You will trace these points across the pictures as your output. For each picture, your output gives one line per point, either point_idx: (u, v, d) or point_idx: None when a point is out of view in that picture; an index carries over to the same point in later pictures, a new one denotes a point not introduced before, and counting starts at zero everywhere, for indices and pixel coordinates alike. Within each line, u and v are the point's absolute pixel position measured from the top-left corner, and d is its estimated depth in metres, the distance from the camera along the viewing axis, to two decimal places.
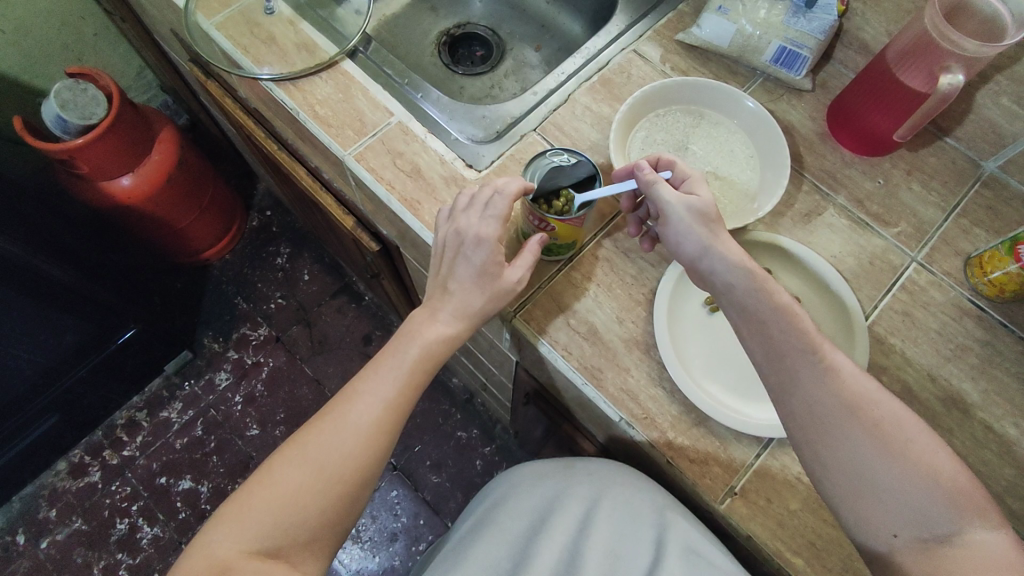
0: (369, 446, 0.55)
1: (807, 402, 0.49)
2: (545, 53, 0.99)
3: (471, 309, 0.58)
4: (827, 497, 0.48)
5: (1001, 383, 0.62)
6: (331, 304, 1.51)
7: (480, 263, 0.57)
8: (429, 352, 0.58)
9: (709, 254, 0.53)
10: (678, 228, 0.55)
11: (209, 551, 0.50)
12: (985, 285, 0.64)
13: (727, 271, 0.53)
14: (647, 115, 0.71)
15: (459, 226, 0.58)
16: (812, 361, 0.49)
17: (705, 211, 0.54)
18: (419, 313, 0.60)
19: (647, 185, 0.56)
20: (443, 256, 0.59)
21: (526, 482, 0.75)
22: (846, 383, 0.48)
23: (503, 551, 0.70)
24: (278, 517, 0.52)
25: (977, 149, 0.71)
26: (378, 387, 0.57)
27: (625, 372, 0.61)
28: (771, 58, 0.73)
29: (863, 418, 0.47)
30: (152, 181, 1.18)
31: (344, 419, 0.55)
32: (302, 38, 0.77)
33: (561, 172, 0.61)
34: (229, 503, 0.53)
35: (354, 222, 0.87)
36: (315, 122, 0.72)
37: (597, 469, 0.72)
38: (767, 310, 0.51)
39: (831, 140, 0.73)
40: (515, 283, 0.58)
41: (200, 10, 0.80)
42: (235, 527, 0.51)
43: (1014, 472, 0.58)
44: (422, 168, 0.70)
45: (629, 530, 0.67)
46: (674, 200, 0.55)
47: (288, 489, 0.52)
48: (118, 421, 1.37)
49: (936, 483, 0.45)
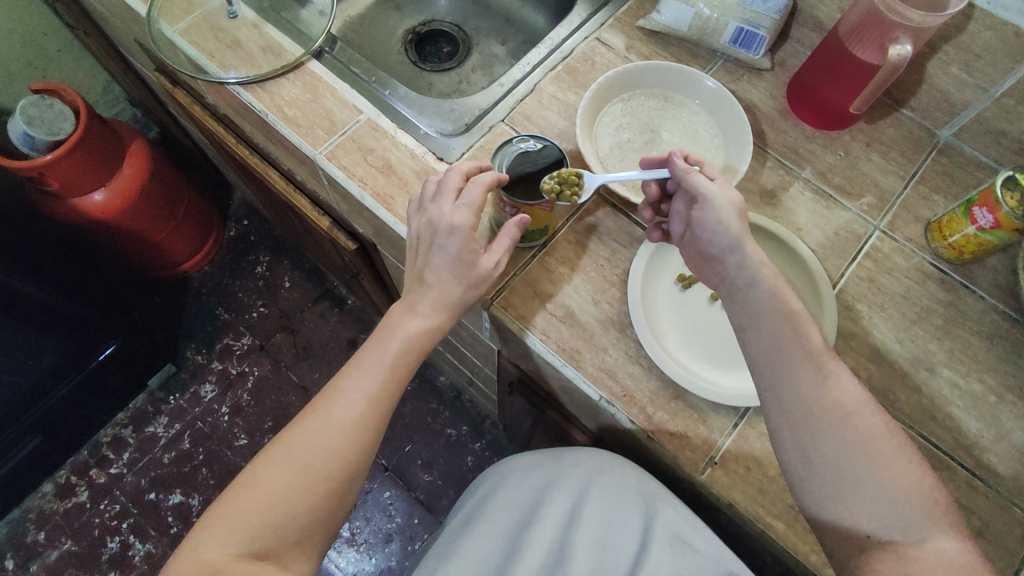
0: (354, 441, 0.55)
1: (804, 401, 0.49)
2: (511, 46, 0.99)
3: (447, 298, 0.58)
4: (803, 495, 0.49)
5: (965, 342, 0.64)
6: (313, 310, 1.50)
7: (455, 251, 0.57)
8: (410, 346, 0.58)
9: (741, 246, 0.54)
10: (720, 216, 0.56)
11: (196, 553, 0.50)
12: (946, 248, 0.66)
13: (756, 263, 0.53)
14: (612, 100, 0.72)
15: (432, 216, 0.58)
16: (809, 362, 0.50)
17: (740, 207, 0.57)
18: (396, 309, 0.60)
19: (686, 174, 0.58)
20: (418, 247, 0.59)
21: (515, 474, 0.75)
22: (841, 387, 0.49)
23: (493, 546, 0.70)
24: (265, 518, 0.52)
25: (931, 118, 0.73)
26: (360, 383, 0.57)
27: (603, 352, 0.63)
28: (729, 40, 0.75)
29: (856, 425, 0.48)
30: (124, 195, 1.17)
31: (328, 416, 0.56)
32: (267, 40, 0.77)
33: (528, 156, 0.63)
34: (215, 506, 0.53)
35: (330, 223, 0.87)
36: (285, 123, 0.73)
37: (585, 458, 0.72)
38: (780, 314, 0.51)
39: (792, 117, 0.75)
40: (491, 270, 0.59)
41: (163, 18, 0.80)
42: (223, 528, 0.51)
43: (980, 426, 0.60)
44: (392, 163, 0.70)
45: (617, 518, 0.68)
46: (716, 189, 0.57)
47: (274, 489, 0.53)
48: (103, 439, 1.36)
49: (913, 490, 0.47)
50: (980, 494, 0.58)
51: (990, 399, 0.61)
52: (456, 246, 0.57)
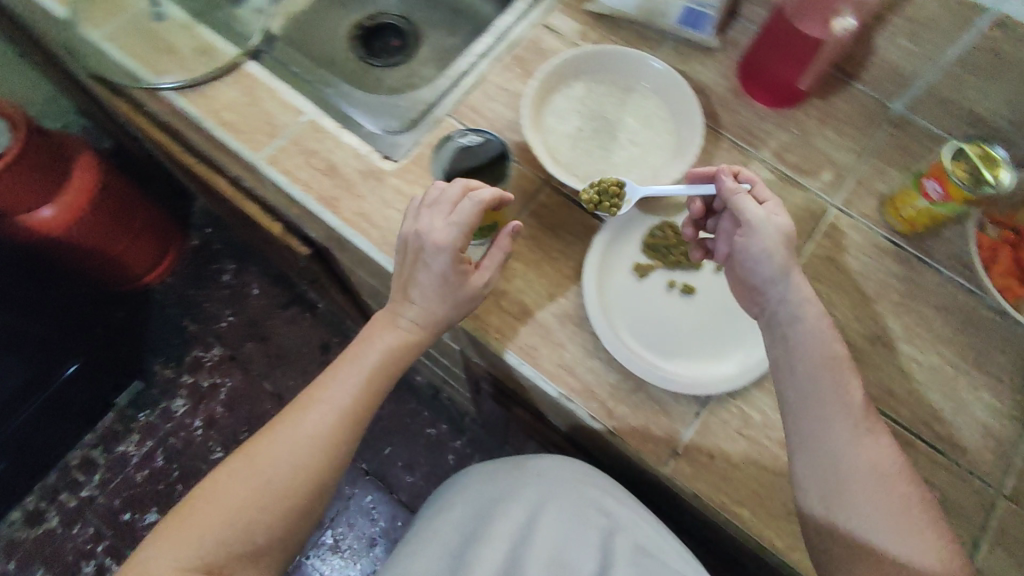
0: (321, 456, 0.54)
1: (838, 453, 0.49)
2: (461, 37, 0.97)
3: (430, 314, 0.57)
4: (821, 552, 0.49)
5: (923, 315, 0.64)
6: (283, 316, 1.47)
7: (441, 271, 0.55)
8: (387, 359, 0.57)
9: (785, 279, 0.53)
10: (765, 246, 0.54)
11: (147, 566, 0.48)
12: (900, 222, 0.66)
13: (800, 299, 0.53)
14: (560, 88, 0.70)
15: (420, 228, 0.56)
16: (846, 415, 0.50)
17: (788, 235, 0.55)
18: (378, 320, 0.59)
19: (734, 196, 0.56)
20: (405, 259, 0.58)
21: (471, 484, 0.72)
22: (878, 447, 0.49)
23: (440, 560, 0.66)
24: (222, 533, 0.50)
25: (883, 90, 0.72)
26: (333, 396, 0.56)
27: (561, 348, 0.61)
28: (677, 20, 0.74)
29: (889, 488, 0.48)
30: (74, 208, 1.13)
31: (297, 429, 0.54)
32: (200, 42, 0.74)
33: (471, 151, 0.69)
34: (174, 516, 0.51)
35: (282, 228, 0.84)
36: (223, 128, 0.70)
37: (547, 468, 0.71)
38: (818, 360, 0.51)
39: (745, 97, 0.73)
40: (481, 287, 0.58)
41: (86, 22, 0.76)
42: (177, 542, 0.49)
43: (940, 400, 0.60)
44: (337, 164, 0.68)
45: (579, 528, 0.66)
46: (763, 216, 0.55)
47: (235, 500, 0.51)
48: (73, 461, 1.32)
49: (938, 562, 0.46)
50: (942, 467, 0.58)
51: (950, 371, 0.61)
52: (442, 264, 0.55)
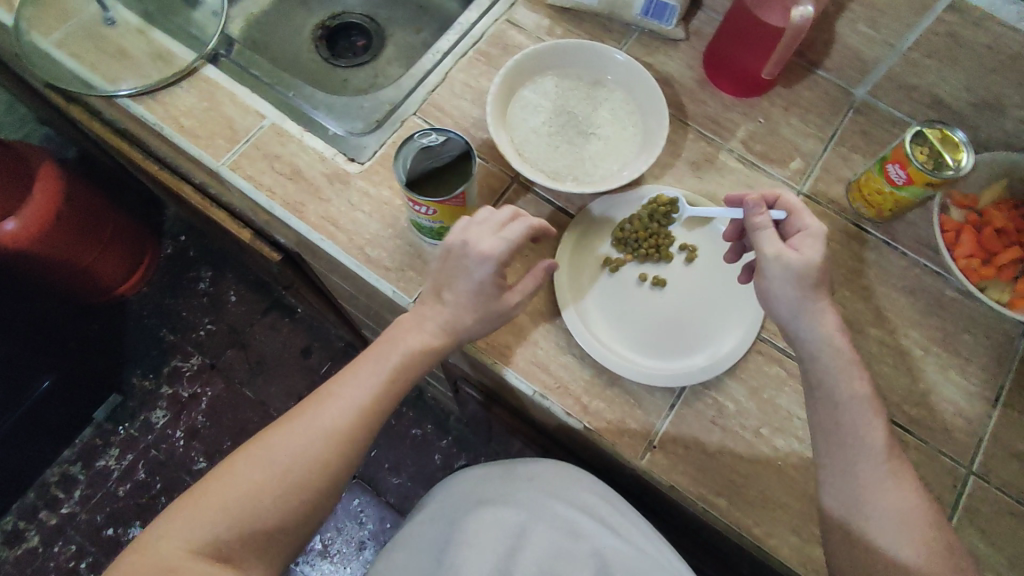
0: (336, 452, 0.53)
1: (863, 491, 0.51)
2: (426, 34, 0.96)
3: (457, 323, 0.56)
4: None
5: (890, 299, 0.64)
6: (262, 322, 1.45)
7: (481, 281, 0.54)
8: (411, 361, 0.55)
9: (797, 318, 0.52)
10: (772, 287, 0.53)
11: (155, 545, 0.48)
12: (866, 207, 0.67)
13: (814, 338, 0.52)
14: (525, 84, 0.70)
15: (469, 238, 0.54)
16: (875, 457, 0.51)
17: (806, 274, 0.52)
18: (405, 320, 0.57)
19: (753, 231, 0.55)
20: (446, 263, 0.56)
21: (462, 487, 0.70)
22: (907, 489, 0.51)
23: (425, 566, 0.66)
24: (231, 519, 0.49)
25: (846, 76, 0.72)
26: (353, 392, 0.54)
27: (534, 346, 0.61)
28: (640, 11, 0.73)
29: (914, 529, 0.49)
30: (39, 221, 1.09)
31: (314, 422, 0.53)
32: (155, 47, 0.73)
33: (431, 152, 0.60)
34: (185, 497, 0.51)
35: (251, 234, 0.82)
36: (182, 135, 0.68)
37: (541, 474, 0.70)
38: (845, 398, 0.52)
39: (710, 87, 0.73)
40: (511, 307, 0.56)
41: (34, 29, 0.74)
42: (186, 523, 0.49)
43: (909, 382, 0.61)
44: (301, 168, 0.67)
45: (570, 537, 0.66)
46: (774, 255, 0.52)
47: (246, 486, 0.50)
48: (51, 479, 1.30)
49: None
50: (912, 447, 0.59)
51: (917, 353, 0.62)
52: (483, 274, 0.54)
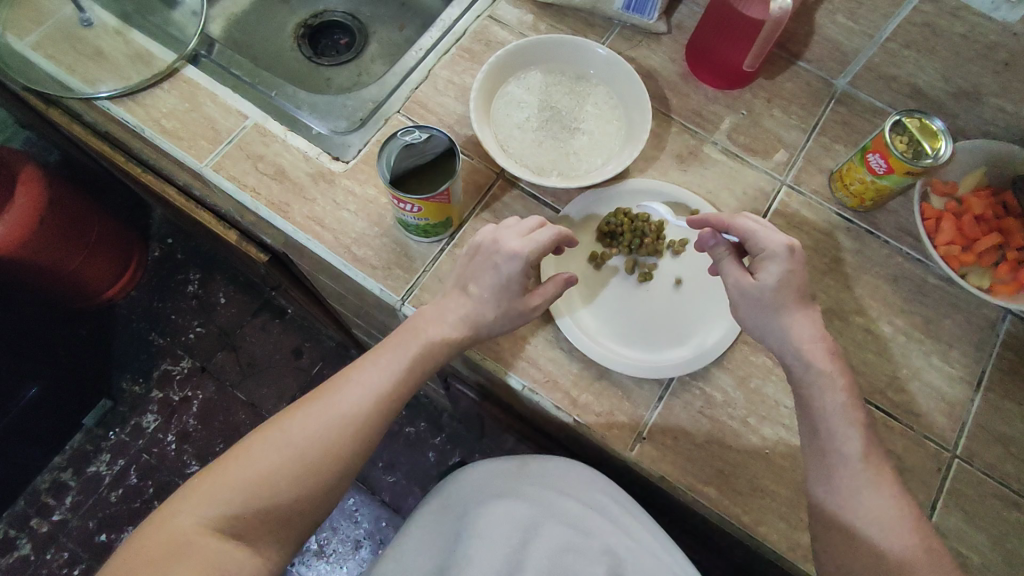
0: (352, 439, 0.52)
1: (843, 495, 0.52)
2: (410, 32, 0.95)
3: (477, 317, 0.57)
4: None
5: (874, 287, 0.65)
6: (253, 323, 1.44)
7: (508, 276, 0.55)
8: (427, 352, 0.56)
9: (765, 337, 0.55)
10: (737, 311, 0.56)
11: (173, 521, 0.48)
12: (849, 197, 0.67)
13: (786, 350, 0.54)
14: (509, 80, 0.70)
15: (499, 237, 0.56)
16: (854, 463, 0.52)
17: (760, 299, 0.54)
18: (424, 312, 0.57)
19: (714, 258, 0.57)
20: (473, 260, 0.57)
21: (472, 482, 0.69)
22: (887, 493, 0.51)
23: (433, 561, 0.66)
24: (249, 498, 0.49)
25: (827, 68, 0.73)
26: (371, 379, 0.54)
27: (522, 341, 0.61)
28: (621, 6, 0.73)
29: (894, 532, 0.50)
30: (21, 227, 1.08)
31: (332, 408, 0.53)
32: (133, 49, 0.72)
33: (414, 149, 0.59)
34: (202, 475, 0.51)
35: (238, 235, 0.82)
36: (163, 137, 0.68)
37: (553, 470, 0.69)
38: (824, 404, 0.53)
39: (693, 80, 0.74)
40: (533, 308, 0.57)
41: (10, 32, 0.74)
42: (204, 500, 0.49)
43: (892, 368, 0.62)
44: (285, 168, 0.67)
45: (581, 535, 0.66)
46: (731, 283, 0.55)
47: (262, 467, 0.50)
48: (42, 486, 1.29)
49: None
50: (896, 433, 0.59)
51: (900, 340, 0.63)
52: (511, 270, 0.55)
